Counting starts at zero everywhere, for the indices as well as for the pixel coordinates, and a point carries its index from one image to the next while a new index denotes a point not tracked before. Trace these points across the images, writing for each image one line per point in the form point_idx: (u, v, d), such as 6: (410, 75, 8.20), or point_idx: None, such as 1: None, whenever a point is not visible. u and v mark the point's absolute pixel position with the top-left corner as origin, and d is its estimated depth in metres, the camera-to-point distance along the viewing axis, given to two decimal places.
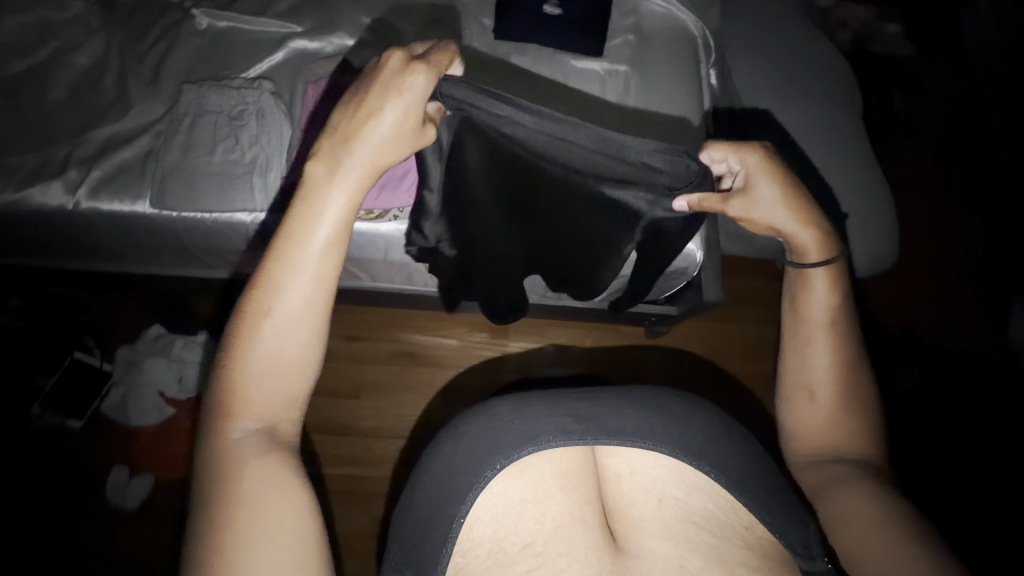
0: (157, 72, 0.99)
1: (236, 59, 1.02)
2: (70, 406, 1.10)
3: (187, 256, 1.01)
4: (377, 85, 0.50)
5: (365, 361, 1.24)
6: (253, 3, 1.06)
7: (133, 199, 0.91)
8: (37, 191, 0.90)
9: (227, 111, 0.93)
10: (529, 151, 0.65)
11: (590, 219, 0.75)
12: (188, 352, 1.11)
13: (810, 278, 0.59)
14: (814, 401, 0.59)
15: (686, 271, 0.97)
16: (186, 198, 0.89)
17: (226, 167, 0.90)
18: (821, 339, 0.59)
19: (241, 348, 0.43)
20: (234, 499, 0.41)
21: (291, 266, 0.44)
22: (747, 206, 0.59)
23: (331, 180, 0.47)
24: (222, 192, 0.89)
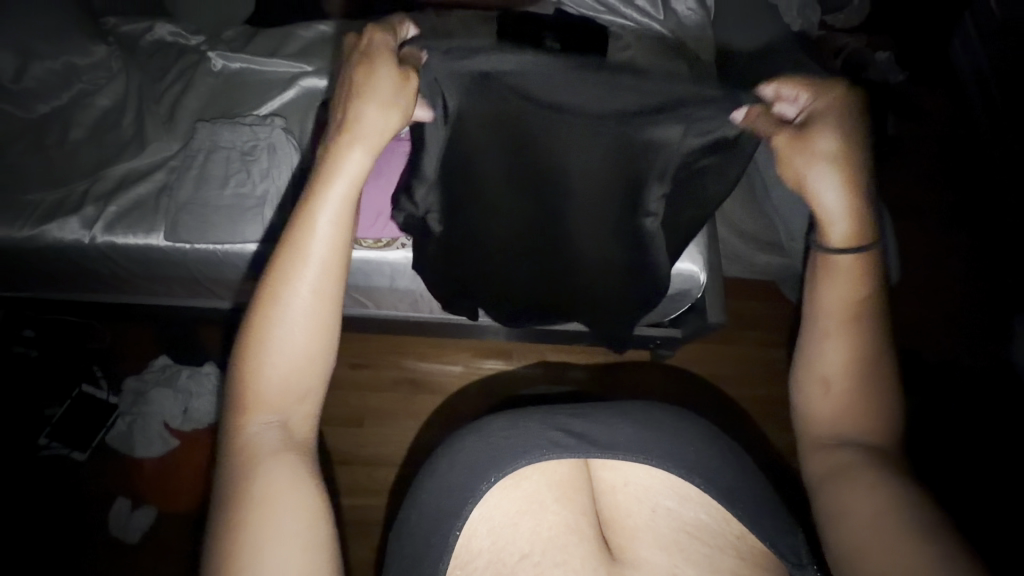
0: (173, 111, 1.05)
1: (248, 97, 1.07)
2: (74, 438, 1.12)
3: (197, 285, 1.04)
4: (362, 80, 0.51)
5: (370, 388, 1.25)
6: (267, 43, 1.13)
7: (147, 232, 0.94)
8: (54, 227, 0.94)
9: (237, 146, 0.97)
10: (551, 107, 0.57)
11: (631, 148, 0.62)
12: (194, 383, 1.13)
13: (835, 262, 0.53)
14: (830, 394, 0.53)
15: (689, 292, 0.99)
16: (199, 230, 0.93)
17: (236, 199, 0.94)
18: (839, 333, 0.52)
19: (255, 339, 0.45)
20: (248, 494, 0.42)
21: (301, 262, 0.47)
22: (794, 148, 0.54)
23: (330, 167, 0.50)
24: (233, 223, 0.93)
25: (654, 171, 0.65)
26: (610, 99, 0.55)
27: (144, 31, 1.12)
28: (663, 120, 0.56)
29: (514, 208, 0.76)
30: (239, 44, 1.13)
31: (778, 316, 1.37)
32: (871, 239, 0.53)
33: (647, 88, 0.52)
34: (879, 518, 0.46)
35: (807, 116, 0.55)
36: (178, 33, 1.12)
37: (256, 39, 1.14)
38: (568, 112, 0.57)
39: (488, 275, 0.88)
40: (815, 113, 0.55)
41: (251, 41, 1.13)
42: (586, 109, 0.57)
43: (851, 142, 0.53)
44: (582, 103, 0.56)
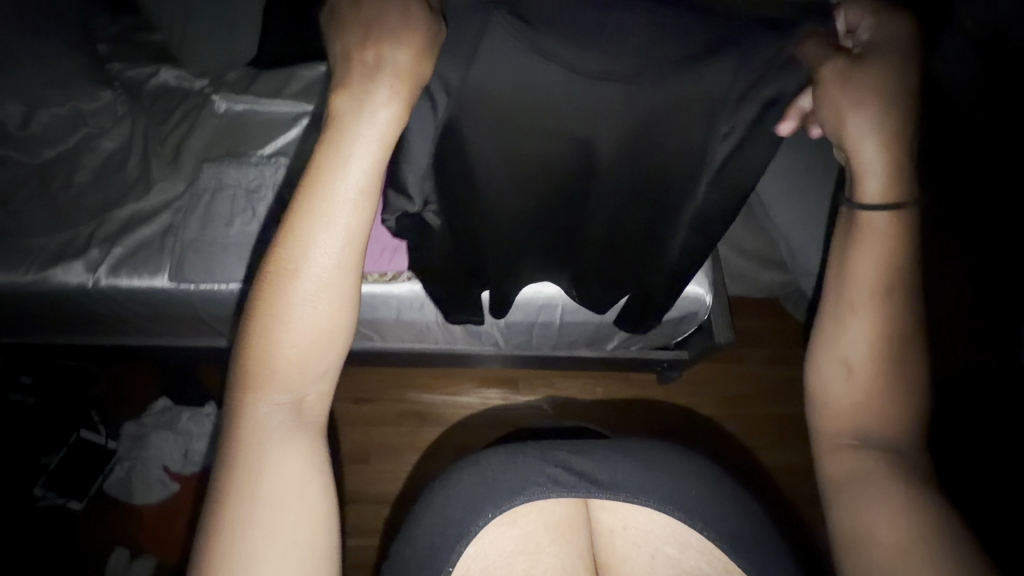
0: (178, 152, 1.06)
1: (251, 138, 1.08)
2: (72, 486, 1.07)
3: (202, 326, 1.03)
4: (389, 19, 0.43)
5: (374, 423, 1.22)
6: (270, 83, 1.13)
7: (152, 273, 0.94)
8: (58, 271, 0.93)
9: (241, 184, 0.98)
10: (567, 67, 0.53)
11: (657, 101, 0.56)
12: (195, 426, 1.10)
13: (869, 222, 0.47)
14: (853, 379, 0.48)
15: (697, 314, 0.98)
16: (205, 270, 0.92)
17: (241, 234, 0.94)
18: (867, 312, 0.47)
19: (269, 311, 0.40)
20: (250, 485, 0.40)
21: (322, 230, 0.40)
22: (838, 77, 0.48)
23: (359, 114, 0.42)
24: (238, 261, 0.93)
25: (683, 132, 0.60)
26: (637, 45, 0.51)
27: (146, 75, 1.14)
28: (707, 72, 0.54)
29: (524, 184, 0.69)
30: (242, 84, 1.13)
31: (789, 334, 1.34)
32: (908, 197, 0.47)
33: (698, 36, 0.51)
34: (903, 538, 0.44)
35: (862, 48, 0.49)
36: (182, 77, 1.14)
37: (258, 78, 1.14)
38: (591, 68, 0.53)
39: (501, 282, 0.86)
40: (872, 48, 0.48)
41: (253, 82, 1.14)
42: (602, 59, 0.53)
43: (899, 84, 0.47)
44: (600, 59, 0.53)
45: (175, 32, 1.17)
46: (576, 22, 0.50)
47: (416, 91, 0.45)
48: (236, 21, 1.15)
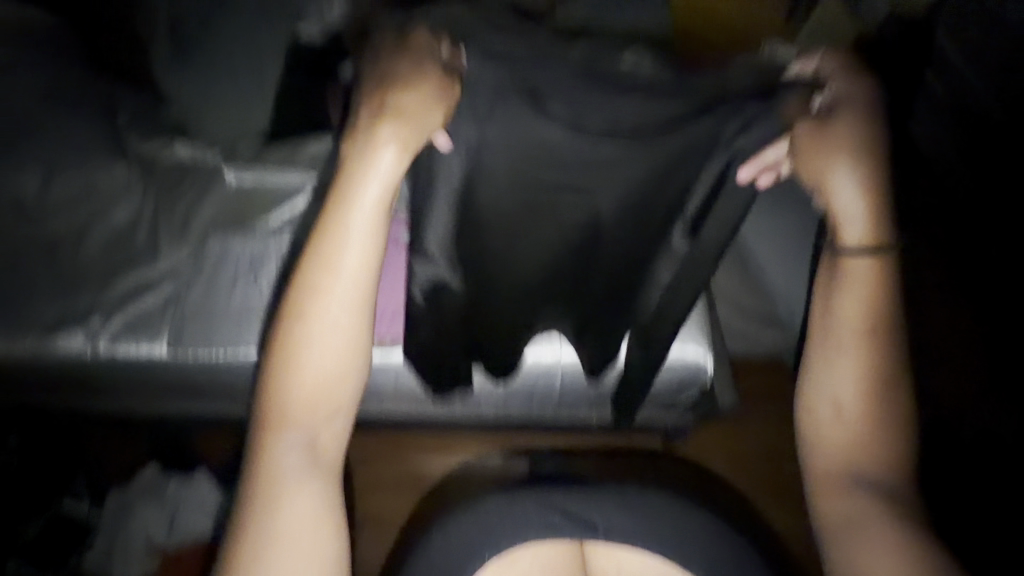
0: (185, 224, 1.01)
1: (258, 213, 1.02)
2: (48, 560, 1.02)
3: (195, 392, 1.02)
4: (420, 80, 0.53)
5: (368, 489, 1.17)
6: (279, 155, 1.01)
7: (150, 340, 0.95)
8: (60, 337, 0.94)
9: (248, 250, 1.01)
10: (575, 129, 0.60)
11: (652, 154, 0.62)
12: (183, 494, 1.06)
13: (854, 269, 0.60)
14: (841, 416, 0.61)
15: (698, 379, 0.96)
16: (205, 337, 0.95)
17: (248, 294, 0.98)
18: (853, 356, 0.60)
19: (283, 350, 0.56)
20: (269, 480, 0.55)
21: (333, 289, 0.56)
22: (810, 142, 0.58)
23: (353, 196, 0.56)
24: (239, 328, 0.96)
25: (663, 181, 0.65)
26: (630, 115, 0.59)
27: (157, 148, 1.04)
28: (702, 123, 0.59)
29: (536, 237, 0.72)
30: (250, 155, 1.04)
31: None
32: (888, 239, 0.59)
33: (685, 94, 0.57)
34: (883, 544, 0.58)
35: (830, 109, 0.57)
36: (190, 145, 1.05)
37: (267, 147, 1.02)
38: (592, 129, 0.60)
39: (508, 341, 0.85)
40: (841, 105, 0.57)
41: (261, 151, 1.03)
42: (593, 116, 0.59)
43: (867, 138, 0.57)
44: (600, 115, 0.59)
45: (183, 103, 1.05)
46: (585, 91, 0.57)
47: (416, 142, 0.55)
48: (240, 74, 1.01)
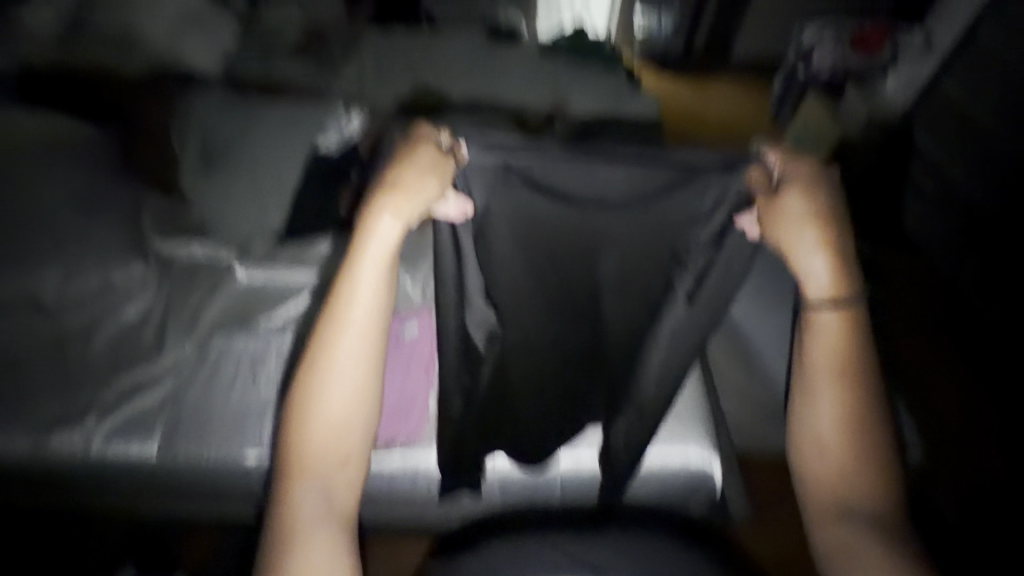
0: (196, 317, 0.93)
1: (266, 310, 0.94)
2: None
3: (179, 496, 0.88)
4: (417, 157, 0.57)
5: None
6: (294, 250, 1.00)
7: (141, 440, 0.83)
8: (57, 438, 0.82)
9: (245, 354, 0.90)
10: (564, 200, 0.64)
11: (654, 220, 0.65)
12: None
13: (819, 320, 0.60)
14: (824, 455, 0.60)
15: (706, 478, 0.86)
16: (196, 436, 0.84)
17: (245, 389, 0.88)
18: (829, 392, 0.60)
19: (299, 400, 0.57)
20: (284, 544, 0.53)
21: (341, 342, 0.57)
22: (772, 212, 0.58)
23: (363, 248, 0.58)
24: (235, 428, 0.85)
25: (674, 237, 0.66)
26: (620, 184, 0.63)
27: (181, 251, 0.98)
28: (684, 195, 0.63)
29: (546, 303, 0.72)
30: (267, 250, 0.99)
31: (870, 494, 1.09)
32: (851, 291, 0.59)
33: (664, 174, 0.61)
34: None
35: (780, 181, 0.58)
36: (209, 243, 0.99)
37: (282, 247, 1.00)
38: (580, 200, 0.64)
39: (521, 427, 0.80)
40: (790, 177, 0.58)
41: (278, 249, 1.00)
42: (585, 187, 0.63)
43: (825, 200, 0.58)
44: (591, 186, 0.63)
45: (206, 210, 1.01)
46: (574, 158, 0.61)
47: (414, 211, 0.57)
48: (264, 180, 1.04)
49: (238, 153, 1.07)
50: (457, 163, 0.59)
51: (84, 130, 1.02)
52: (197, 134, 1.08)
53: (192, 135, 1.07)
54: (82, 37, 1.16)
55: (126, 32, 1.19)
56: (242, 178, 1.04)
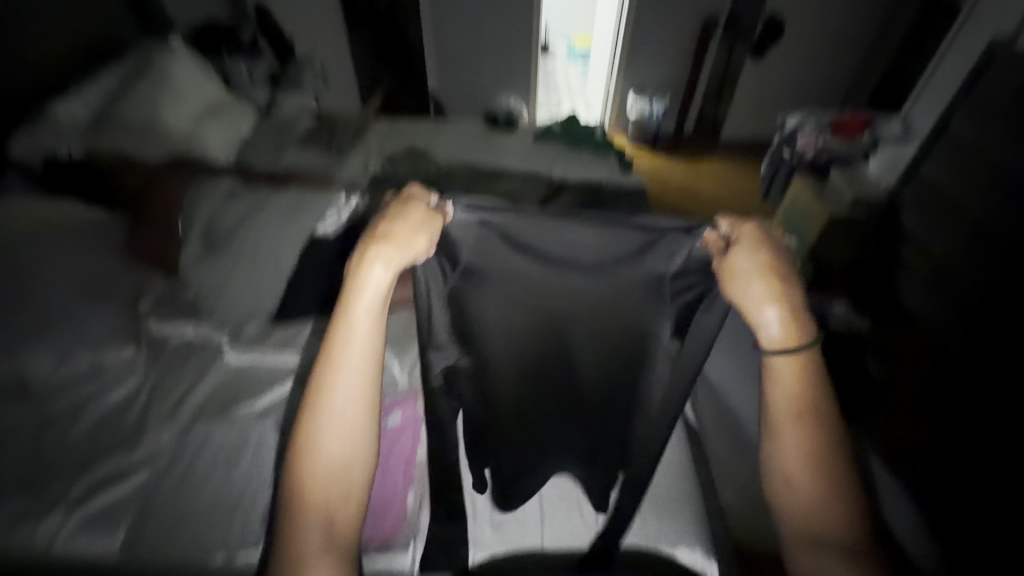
0: (179, 402, 0.89)
1: (254, 391, 0.92)
2: None
3: None
4: (404, 218, 0.57)
5: None
6: (286, 333, 1.00)
7: (105, 540, 0.75)
8: (25, 531, 0.74)
9: (252, 407, 0.90)
10: (542, 260, 0.64)
11: (619, 284, 0.65)
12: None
13: (774, 366, 0.59)
14: (793, 488, 0.61)
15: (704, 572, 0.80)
16: (171, 550, 0.74)
17: (253, 422, 0.88)
18: (790, 423, 0.60)
19: (307, 427, 0.56)
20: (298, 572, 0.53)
21: (340, 382, 0.57)
22: (724, 269, 0.57)
23: (358, 287, 0.57)
24: (209, 539, 0.75)
25: (653, 283, 0.64)
26: (589, 245, 0.63)
27: (174, 331, 0.99)
28: (654, 255, 0.63)
29: (521, 350, 0.72)
30: (257, 337, 0.99)
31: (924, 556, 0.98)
32: (808, 331, 0.58)
33: (634, 235, 0.61)
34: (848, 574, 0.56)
35: (732, 237, 0.58)
36: (200, 329, 0.99)
37: (274, 327, 1.01)
38: (559, 258, 0.64)
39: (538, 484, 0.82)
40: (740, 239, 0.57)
41: (269, 332, 1.00)
42: (560, 240, 0.63)
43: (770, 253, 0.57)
44: (556, 245, 0.63)
45: (207, 290, 1.00)
46: (543, 227, 0.62)
47: (403, 262, 0.57)
48: (264, 272, 1.02)
49: (241, 236, 1.04)
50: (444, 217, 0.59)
51: (85, 216, 1.02)
52: (200, 215, 1.06)
53: (196, 219, 1.06)
54: (109, 122, 1.12)
55: (148, 122, 1.15)
56: (237, 266, 1.01)
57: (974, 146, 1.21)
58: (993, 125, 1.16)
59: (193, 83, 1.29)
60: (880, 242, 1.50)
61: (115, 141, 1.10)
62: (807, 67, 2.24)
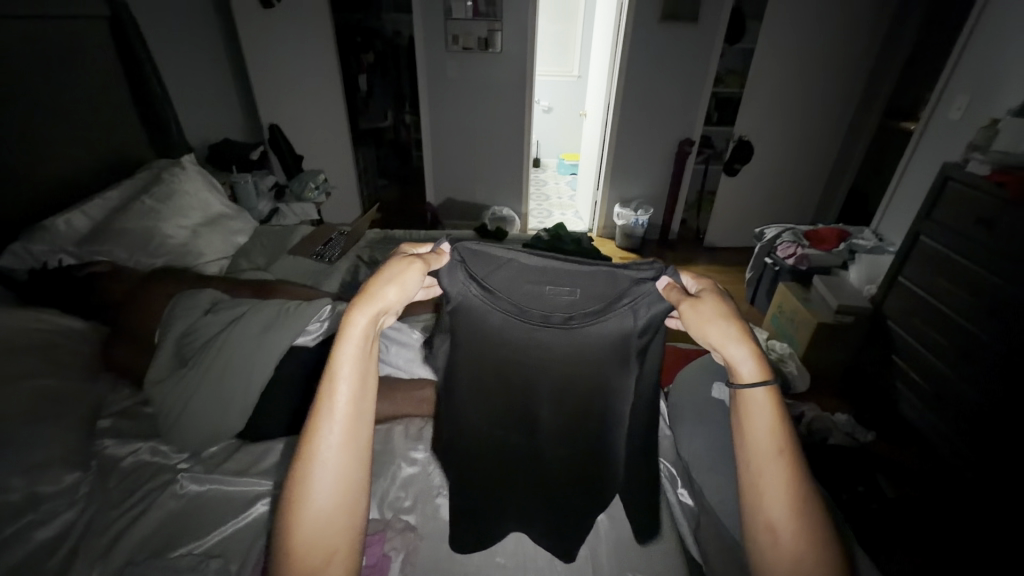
0: (113, 545, 0.70)
1: (203, 527, 0.74)
2: None
3: None
4: (382, 266, 0.52)
5: None
6: (246, 459, 0.86)
7: None
8: None
9: (191, 548, 0.72)
10: (516, 313, 0.57)
11: (596, 343, 0.56)
12: None
13: (751, 396, 0.50)
14: (779, 541, 0.48)
15: None
16: None
17: (196, 565, 0.68)
18: (774, 461, 0.49)
19: (296, 496, 0.46)
20: None
21: (323, 436, 0.47)
22: (696, 309, 0.51)
23: (348, 330, 0.49)
24: None
25: (623, 336, 0.56)
26: (567, 296, 0.56)
27: (129, 452, 0.85)
28: (622, 309, 0.55)
29: (490, 407, 0.61)
30: (217, 461, 0.85)
31: None
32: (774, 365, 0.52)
33: (597, 285, 0.55)
34: None
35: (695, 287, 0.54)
36: (162, 450, 0.86)
37: (241, 451, 0.88)
38: (534, 312, 0.57)
39: None
40: (701, 286, 0.54)
41: (230, 457, 0.86)
42: (535, 290, 0.56)
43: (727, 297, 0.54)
44: (522, 295, 0.57)
45: (169, 409, 0.85)
46: (520, 274, 0.56)
47: (387, 311, 0.51)
48: (233, 393, 0.86)
49: (214, 353, 0.87)
50: (432, 268, 0.54)
51: (65, 324, 0.96)
52: (177, 328, 0.93)
53: (171, 333, 0.92)
54: (109, 233, 1.10)
55: (148, 234, 1.15)
56: (205, 385, 0.85)
57: (944, 264, 1.27)
58: (958, 247, 1.23)
59: (199, 198, 1.33)
60: (869, 353, 1.54)
61: (110, 253, 1.09)
62: (777, 185, 2.44)
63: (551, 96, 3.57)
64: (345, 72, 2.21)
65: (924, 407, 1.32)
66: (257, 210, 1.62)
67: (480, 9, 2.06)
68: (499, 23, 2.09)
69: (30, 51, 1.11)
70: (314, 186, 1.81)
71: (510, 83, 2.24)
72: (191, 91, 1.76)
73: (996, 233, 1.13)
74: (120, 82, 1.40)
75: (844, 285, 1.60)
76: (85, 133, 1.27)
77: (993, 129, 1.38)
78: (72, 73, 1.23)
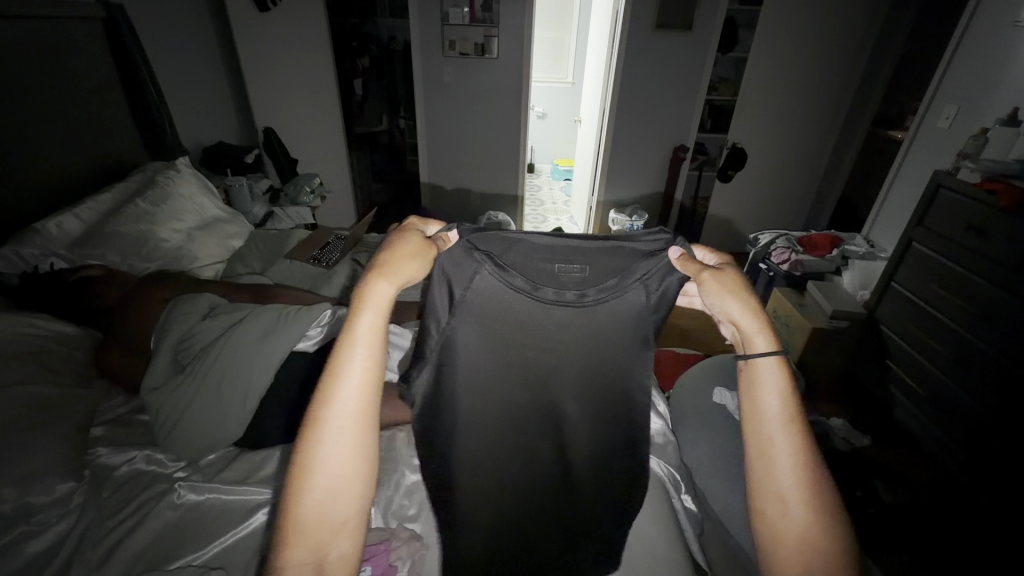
0: (109, 556, 0.69)
1: (201, 537, 0.73)
2: None
3: None
4: (398, 244, 0.52)
5: None
6: (246, 467, 0.85)
7: None
8: None
9: (190, 560, 0.70)
10: (530, 290, 0.57)
11: (608, 321, 0.58)
12: None
13: (760, 367, 0.51)
14: (789, 511, 0.47)
15: None
16: None
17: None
18: (784, 434, 0.49)
19: (303, 460, 0.44)
20: None
21: (336, 399, 0.46)
22: (713, 280, 0.53)
23: (367, 295, 0.48)
24: None
25: (637, 314, 0.58)
26: (577, 274, 0.58)
27: (124, 460, 0.83)
28: (632, 284, 0.57)
29: (499, 398, 0.59)
30: (215, 470, 0.84)
31: None
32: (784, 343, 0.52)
33: (606, 262, 0.58)
34: None
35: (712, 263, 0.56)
36: (157, 458, 0.84)
37: (238, 460, 0.87)
38: (547, 290, 0.58)
39: None
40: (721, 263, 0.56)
41: (229, 466, 0.85)
42: (545, 269, 0.58)
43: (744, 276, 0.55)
44: (532, 272, 0.58)
45: (166, 416, 0.84)
46: (532, 251, 0.58)
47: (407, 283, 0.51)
48: (232, 399, 0.84)
49: (211, 360, 0.86)
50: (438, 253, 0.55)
51: (58, 329, 0.96)
52: (175, 333, 0.91)
53: (167, 338, 0.91)
54: (100, 236, 1.08)
55: (141, 238, 1.14)
56: (205, 391, 0.84)
57: (937, 270, 1.28)
58: (950, 253, 1.24)
59: (193, 201, 1.32)
60: (863, 357, 1.55)
61: (103, 257, 1.07)
62: (769, 192, 2.46)
63: (545, 102, 3.57)
64: (341, 76, 2.20)
65: (915, 410, 1.35)
66: (251, 214, 1.61)
67: (477, 15, 2.07)
68: (496, 29, 2.09)
69: (23, 53, 1.09)
70: (309, 190, 1.80)
71: (506, 88, 2.25)
72: (185, 94, 1.75)
73: (987, 240, 1.15)
74: (114, 84, 1.38)
75: (836, 289, 1.62)
76: (78, 135, 1.25)
77: (983, 137, 1.40)
78: (67, 75, 1.22)
